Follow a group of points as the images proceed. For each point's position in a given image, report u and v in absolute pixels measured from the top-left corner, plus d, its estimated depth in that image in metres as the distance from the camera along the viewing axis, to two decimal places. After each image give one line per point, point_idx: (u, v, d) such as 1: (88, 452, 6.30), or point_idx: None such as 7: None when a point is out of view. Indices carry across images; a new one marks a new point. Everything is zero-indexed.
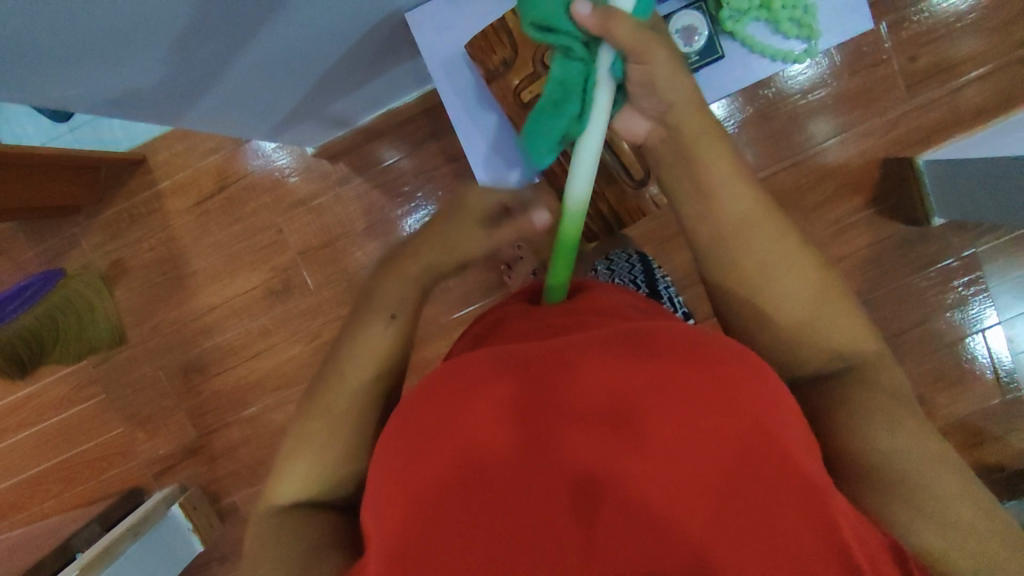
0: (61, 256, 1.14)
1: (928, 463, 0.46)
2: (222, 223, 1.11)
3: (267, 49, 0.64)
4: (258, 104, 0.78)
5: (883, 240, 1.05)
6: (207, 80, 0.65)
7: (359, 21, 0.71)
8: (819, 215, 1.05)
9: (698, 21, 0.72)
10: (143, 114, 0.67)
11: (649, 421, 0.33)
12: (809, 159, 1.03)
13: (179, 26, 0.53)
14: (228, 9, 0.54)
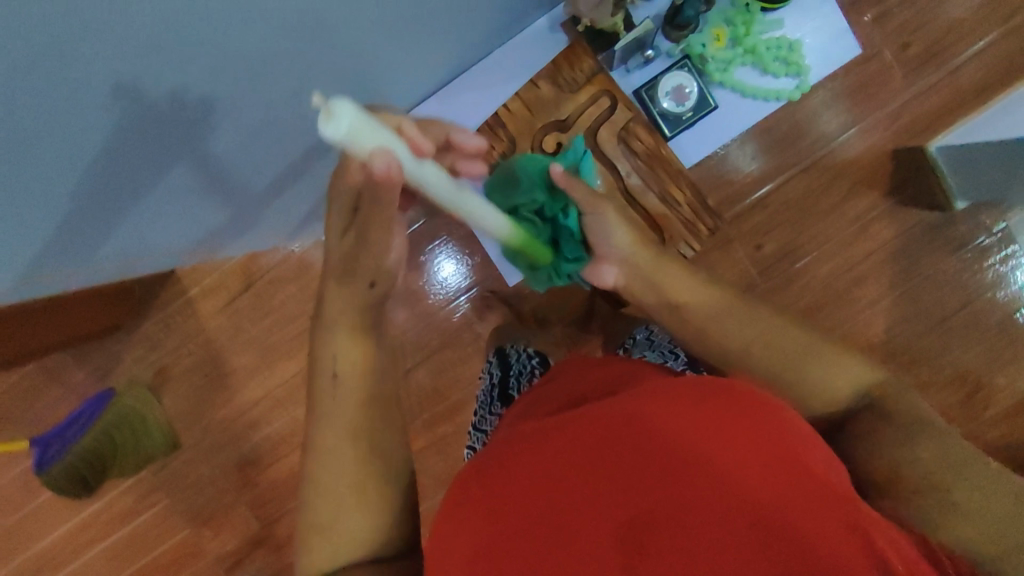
0: (108, 374, 1.17)
1: (941, 471, 0.52)
2: (254, 318, 1.14)
3: (274, 170, 0.71)
4: (275, 215, 0.85)
5: (908, 229, 1.03)
6: (181, 213, 0.67)
7: (327, 131, 0.71)
8: (838, 215, 1.04)
9: (688, 79, 0.98)
10: (124, 251, 0.70)
11: (673, 438, 0.40)
12: (819, 161, 1.02)
13: (190, 174, 0.59)
14: (231, 151, 0.60)
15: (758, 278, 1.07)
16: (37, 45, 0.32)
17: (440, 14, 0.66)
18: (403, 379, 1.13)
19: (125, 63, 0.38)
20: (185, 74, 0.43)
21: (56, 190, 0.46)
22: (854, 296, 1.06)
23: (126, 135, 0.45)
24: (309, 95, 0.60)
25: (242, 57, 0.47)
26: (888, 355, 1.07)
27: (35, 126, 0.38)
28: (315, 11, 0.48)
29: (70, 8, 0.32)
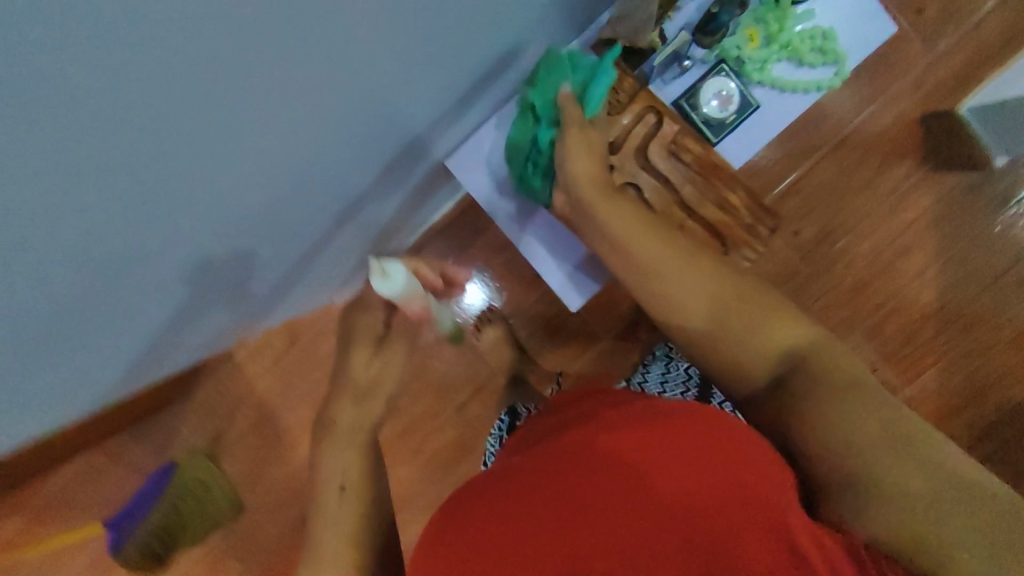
0: (165, 450, 1.16)
1: (903, 475, 0.47)
2: (303, 373, 1.14)
3: (293, 264, 0.75)
4: (298, 295, 0.89)
5: (945, 194, 1.03)
6: (228, 285, 0.67)
7: (366, 188, 0.71)
8: (873, 189, 1.03)
9: (726, 83, 0.86)
10: (177, 331, 0.70)
11: (641, 467, 0.45)
12: (848, 139, 1.02)
13: (216, 282, 0.63)
14: (254, 259, 0.65)
15: (801, 264, 1.06)
16: (98, 138, 0.33)
17: (475, 64, 0.66)
18: (458, 412, 1.14)
19: (181, 146, 0.38)
20: (235, 150, 0.44)
21: (113, 276, 0.46)
22: (900, 268, 1.05)
23: (179, 216, 0.45)
24: (331, 196, 0.64)
25: (273, 179, 0.51)
26: (943, 323, 1.05)
27: (93, 216, 0.38)
28: (358, 78, 0.48)
29: (130, 99, 0.32)
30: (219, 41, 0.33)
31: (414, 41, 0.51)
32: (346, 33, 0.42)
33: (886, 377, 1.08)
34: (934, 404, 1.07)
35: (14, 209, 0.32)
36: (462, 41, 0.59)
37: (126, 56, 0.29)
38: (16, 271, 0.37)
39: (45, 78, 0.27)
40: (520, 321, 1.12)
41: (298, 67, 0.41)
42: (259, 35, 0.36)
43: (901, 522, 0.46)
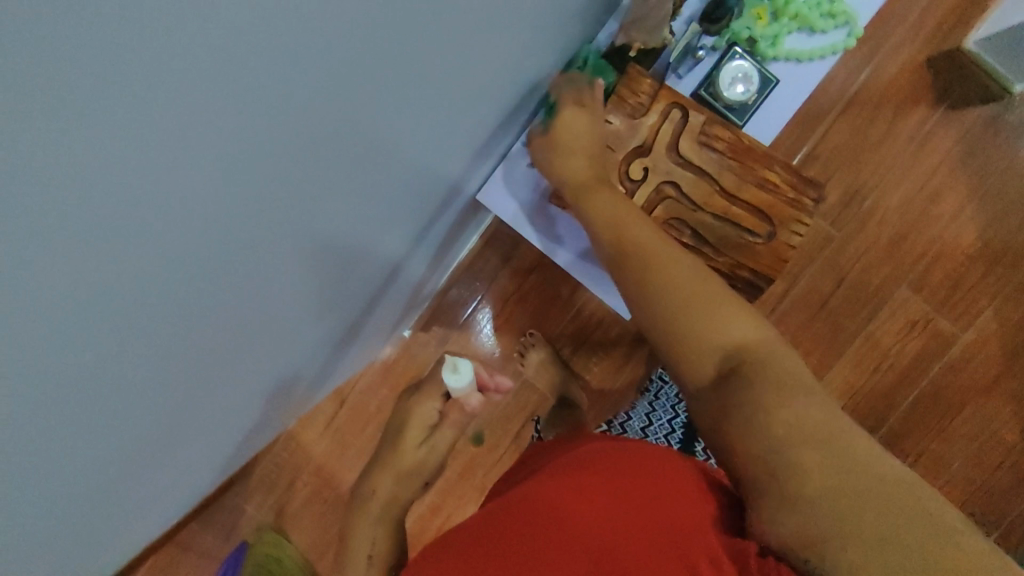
0: (234, 531, 1.15)
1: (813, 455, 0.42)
2: (357, 430, 1.13)
3: (305, 362, 0.72)
4: (314, 386, 0.85)
5: (968, 131, 1.01)
6: (293, 356, 0.67)
7: (372, 260, 0.68)
8: (893, 140, 1.02)
9: (746, 63, 0.83)
10: (252, 415, 0.70)
11: (584, 508, 0.43)
12: (855, 98, 1.01)
13: (229, 408, 0.59)
14: (264, 371, 0.61)
15: (833, 230, 1.05)
16: (187, 225, 0.32)
17: (496, 92, 0.66)
18: (516, 442, 1.11)
19: (252, 219, 0.38)
20: (295, 215, 0.43)
21: (199, 370, 0.46)
22: (934, 214, 1.03)
23: (250, 291, 0.45)
24: (329, 288, 0.61)
25: (266, 290, 0.48)
26: (991, 261, 1.03)
27: (183, 311, 0.37)
28: (394, 121, 0.49)
29: (211, 179, 0.32)
30: (283, 105, 0.33)
31: (443, 77, 0.51)
32: (385, 80, 0.42)
33: (942, 327, 1.05)
34: (996, 344, 1.04)
35: (119, 316, 0.32)
36: (484, 70, 0.59)
37: (209, 135, 0.29)
38: (124, 382, 0.37)
39: (144, 173, 0.27)
40: (564, 340, 1.10)
41: (346, 120, 0.41)
42: (316, 94, 0.36)
43: (811, 526, 0.40)
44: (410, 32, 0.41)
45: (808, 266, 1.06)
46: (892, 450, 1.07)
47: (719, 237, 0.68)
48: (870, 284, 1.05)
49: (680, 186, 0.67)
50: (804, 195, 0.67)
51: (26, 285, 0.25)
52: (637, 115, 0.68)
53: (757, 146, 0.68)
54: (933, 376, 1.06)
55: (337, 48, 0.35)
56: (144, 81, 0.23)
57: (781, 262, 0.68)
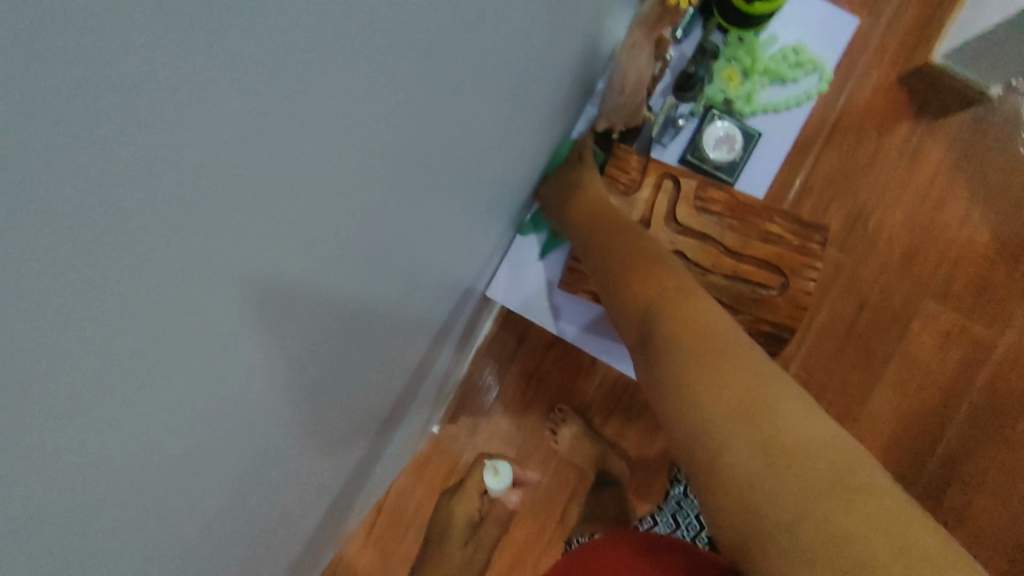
0: None
1: (747, 447, 0.38)
2: (398, 536, 1.09)
3: (336, 481, 0.68)
4: (345, 503, 0.81)
5: (956, 139, 1.02)
6: (329, 481, 0.65)
7: (397, 364, 0.68)
8: (883, 159, 1.03)
9: (730, 124, 0.87)
10: (294, 548, 0.67)
11: None
12: (837, 124, 1.03)
13: (262, 552, 0.56)
14: (295, 505, 0.59)
15: (843, 255, 1.04)
16: (212, 379, 0.32)
17: (490, 186, 0.68)
18: (563, 524, 1.07)
19: (275, 359, 0.39)
20: (315, 341, 0.44)
21: (238, 516, 0.45)
22: (941, 223, 1.02)
23: (280, 429, 0.45)
24: (353, 402, 0.60)
25: (282, 427, 0.45)
26: (1011, 260, 1.01)
27: (215, 460, 0.37)
28: (395, 242, 0.50)
29: (232, 333, 0.32)
30: (298, 256, 0.34)
31: (436, 186, 0.53)
32: (385, 207, 0.44)
33: (977, 335, 1.02)
34: None
35: (150, 479, 0.31)
36: (475, 171, 0.60)
37: (228, 296, 0.30)
38: (163, 546, 0.36)
39: (165, 344, 0.27)
40: (595, 410, 1.08)
41: (352, 255, 0.43)
42: (324, 238, 0.37)
43: (738, 525, 0.37)
44: (403, 161, 0.43)
45: (826, 294, 1.05)
46: (956, 470, 1.02)
47: (734, 296, 0.67)
48: (893, 303, 1.03)
49: (685, 253, 0.66)
50: (809, 240, 0.67)
51: (51, 471, 0.24)
52: (631, 191, 0.69)
53: (753, 201, 0.68)
54: (981, 386, 1.02)
55: (340, 194, 0.36)
56: (163, 263, 0.24)
57: (800, 310, 0.67)
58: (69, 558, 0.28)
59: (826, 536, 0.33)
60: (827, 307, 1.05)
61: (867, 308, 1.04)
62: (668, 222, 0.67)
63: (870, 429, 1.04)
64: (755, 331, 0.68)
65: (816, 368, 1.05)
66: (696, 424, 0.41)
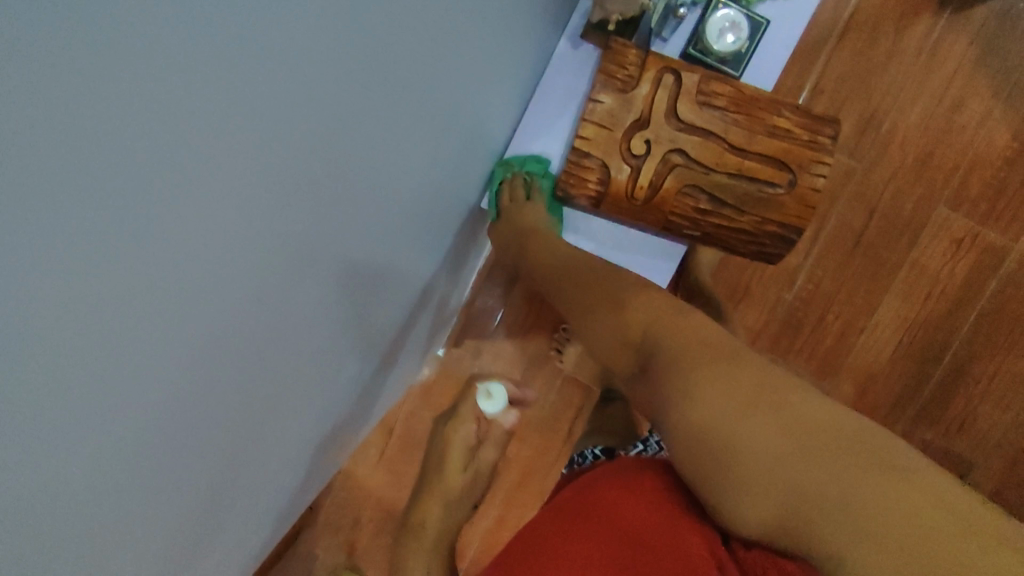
0: None
1: (763, 434, 0.46)
2: (409, 458, 1.13)
3: (336, 408, 0.69)
4: (348, 425, 0.82)
5: (979, 31, 0.95)
6: (331, 403, 0.66)
7: (400, 285, 0.67)
8: (901, 58, 0.97)
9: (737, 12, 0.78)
10: (292, 471, 0.68)
11: (569, 505, 0.57)
12: (851, 22, 0.97)
13: (262, 474, 0.57)
14: (299, 429, 0.60)
15: (853, 161, 1.01)
16: (201, 296, 0.32)
17: (485, 97, 0.65)
18: (568, 442, 1.10)
19: (270, 274, 0.38)
20: (313, 261, 0.44)
21: (233, 448, 0.45)
22: (959, 124, 0.97)
23: (278, 349, 0.45)
24: (353, 329, 0.60)
25: (279, 351, 0.45)
26: None
27: (208, 389, 0.37)
28: (386, 164, 0.49)
29: (211, 254, 0.31)
30: (271, 170, 0.34)
31: (427, 96, 0.51)
32: (374, 115, 0.43)
33: (991, 240, 1.00)
34: None
35: (157, 373, 0.32)
36: (467, 79, 0.57)
37: (208, 196, 0.29)
38: (160, 466, 0.36)
39: (134, 255, 0.26)
40: None
41: (333, 180, 0.41)
42: (303, 153, 0.36)
43: (766, 501, 0.45)
44: (388, 56, 0.41)
45: (835, 204, 1.02)
46: (962, 377, 1.02)
47: (739, 197, 0.65)
48: (904, 211, 1.01)
49: (688, 152, 0.63)
50: (819, 134, 0.64)
51: (41, 356, 0.24)
52: (629, 89, 0.63)
53: (759, 94, 0.64)
54: (992, 292, 1.00)
55: (317, 92, 0.34)
56: (115, 157, 0.23)
57: (808, 208, 0.65)
58: (64, 467, 0.28)
59: (862, 503, 0.42)
60: (835, 218, 1.02)
61: (878, 217, 1.01)
62: (670, 119, 0.63)
63: (875, 340, 1.04)
64: (761, 232, 0.67)
65: (822, 280, 1.03)
66: (707, 415, 0.49)
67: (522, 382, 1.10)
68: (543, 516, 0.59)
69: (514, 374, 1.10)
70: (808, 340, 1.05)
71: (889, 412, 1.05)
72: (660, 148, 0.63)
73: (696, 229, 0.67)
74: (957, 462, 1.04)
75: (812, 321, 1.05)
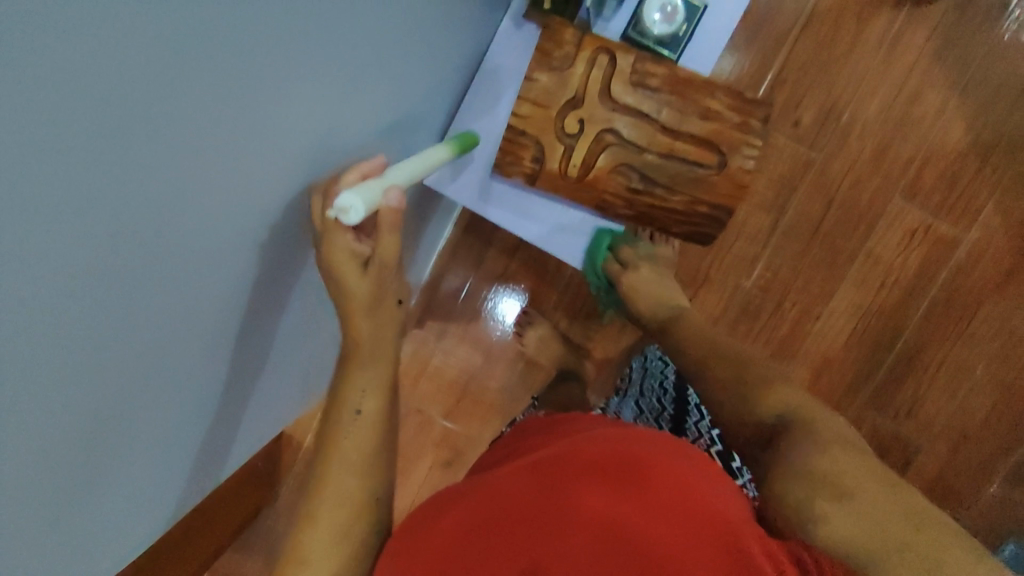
0: (275, 550, 1.19)
1: (868, 483, 0.44)
2: None
3: (282, 347, 0.64)
4: (302, 372, 0.77)
5: (938, 24, 0.97)
6: (275, 341, 0.60)
7: None
8: (860, 49, 0.98)
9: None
10: (237, 427, 0.65)
11: (586, 466, 0.48)
12: (815, 11, 0.98)
13: (193, 419, 0.52)
14: (238, 367, 0.55)
15: (813, 152, 1.02)
16: (71, 189, 0.27)
17: (431, 75, 0.65)
18: None
19: (167, 179, 0.32)
20: (228, 170, 0.38)
21: (156, 403, 0.43)
22: (917, 115, 0.99)
23: (189, 267, 0.39)
24: (293, 258, 0.54)
25: (192, 272, 0.39)
26: (984, 153, 0.99)
27: (114, 322, 0.34)
28: (323, 128, 0.47)
29: (89, 163, 0.27)
30: (192, 123, 0.32)
31: (366, 60, 0.49)
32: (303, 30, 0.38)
33: (943, 232, 1.02)
34: (1002, 238, 1.01)
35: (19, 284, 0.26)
36: (410, 53, 0.57)
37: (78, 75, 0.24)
38: (72, 416, 0.34)
39: (33, 202, 0.25)
40: (559, 313, 1.11)
41: (263, 137, 0.40)
42: (224, 108, 0.34)
43: (853, 532, 0.42)
44: (319, 16, 0.39)
45: (794, 194, 1.03)
46: (912, 364, 1.05)
47: (670, 177, 0.66)
48: (861, 201, 1.02)
49: (622, 133, 0.65)
50: (750, 116, 0.65)
51: None
52: (565, 68, 0.64)
53: (693, 75, 0.65)
54: (943, 282, 1.03)
55: (236, 48, 0.33)
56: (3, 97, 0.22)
57: (739, 189, 0.67)
58: None
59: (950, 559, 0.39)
60: (794, 207, 1.04)
61: (835, 207, 1.03)
62: (604, 100, 0.64)
63: (830, 327, 1.06)
64: (694, 212, 0.68)
65: (780, 269, 1.05)
66: (827, 467, 0.46)
67: (484, 363, 1.12)
68: (555, 461, 0.50)
69: (477, 355, 1.12)
70: (766, 327, 1.07)
71: (840, 398, 1.08)
72: (592, 127, 0.65)
73: (631, 209, 0.69)
74: (904, 447, 1.07)
75: (769, 308, 1.07)
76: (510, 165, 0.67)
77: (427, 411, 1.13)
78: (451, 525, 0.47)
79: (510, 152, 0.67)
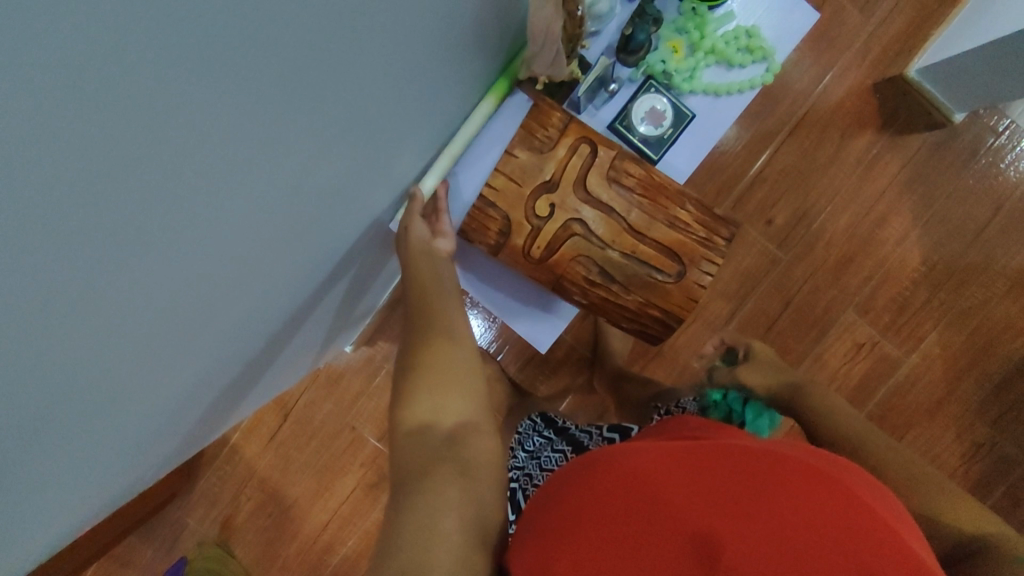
0: (178, 543, 1.16)
1: None
2: (300, 445, 1.14)
3: (300, 276, 0.59)
4: (303, 328, 0.73)
5: (914, 155, 1.01)
6: (289, 274, 0.56)
7: (329, 250, 0.63)
8: (839, 163, 1.02)
9: (659, 99, 0.78)
10: (225, 380, 0.61)
11: (694, 462, 0.45)
12: (805, 118, 1.02)
13: (203, 338, 0.47)
14: (257, 280, 0.50)
15: (780, 251, 1.05)
16: (110, 144, 0.25)
17: (424, 116, 0.65)
18: None
19: (212, 87, 0.30)
20: (268, 82, 0.35)
21: (142, 383, 0.42)
22: (881, 237, 1.03)
23: (234, 156, 0.35)
24: (323, 178, 0.50)
25: (239, 154, 0.36)
26: (935, 285, 1.03)
27: (168, 189, 0.31)
28: (320, 154, 0.47)
29: (126, 126, 0.26)
30: (201, 146, 0.32)
31: (368, 96, 0.49)
32: (315, 48, 0.38)
33: (888, 350, 1.05)
34: (939, 368, 1.05)
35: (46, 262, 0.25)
36: (410, 94, 0.57)
37: (117, 62, 0.23)
38: (62, 398, 0.33)
39: (61, 225, 0.25)
40: (510, 357, 1.11)
41: (274, 147, 0.39)
42: (237, 128, 0.34)
43: None
44: (323, 59, 0.39)
45: (755, 287, 1.06)
46: None
47: (628, 276, 0.67)
48: (817, 307, 1.05)
49: (588, 224, 0.66)
50: (716, 233, 0.67)
51: None
52: (546, 149, 0.66)
53: (669, 183, 0.67)
54: (880, 398, 1.06)
55: (248, 81, 0.33)
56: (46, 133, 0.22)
57: (691, 301, 0.68)
58: None
59: None
60: (754, 300, 1.06)
61: (793, 306, 1.05)
62: (577, 189, 0.65)
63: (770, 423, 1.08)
64: (644, 313, 0.69)
65: None
66: None
67: None
68: (663, 454, 0.47)
69: None
70: None
71: None
72: (562, 212, 0.66)
73: (584, 298, 0.69)
74: None
75: None
76: (477, 233, 0.67)
77: (360, 430, 1.13)
78: (552, 518, 0.46)
79: (478, 219, 0.67)
